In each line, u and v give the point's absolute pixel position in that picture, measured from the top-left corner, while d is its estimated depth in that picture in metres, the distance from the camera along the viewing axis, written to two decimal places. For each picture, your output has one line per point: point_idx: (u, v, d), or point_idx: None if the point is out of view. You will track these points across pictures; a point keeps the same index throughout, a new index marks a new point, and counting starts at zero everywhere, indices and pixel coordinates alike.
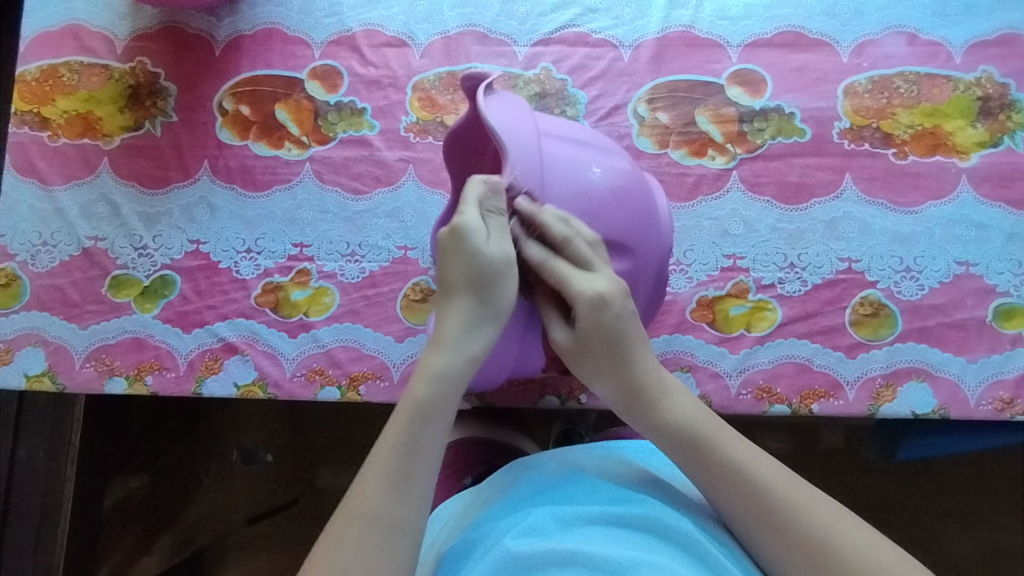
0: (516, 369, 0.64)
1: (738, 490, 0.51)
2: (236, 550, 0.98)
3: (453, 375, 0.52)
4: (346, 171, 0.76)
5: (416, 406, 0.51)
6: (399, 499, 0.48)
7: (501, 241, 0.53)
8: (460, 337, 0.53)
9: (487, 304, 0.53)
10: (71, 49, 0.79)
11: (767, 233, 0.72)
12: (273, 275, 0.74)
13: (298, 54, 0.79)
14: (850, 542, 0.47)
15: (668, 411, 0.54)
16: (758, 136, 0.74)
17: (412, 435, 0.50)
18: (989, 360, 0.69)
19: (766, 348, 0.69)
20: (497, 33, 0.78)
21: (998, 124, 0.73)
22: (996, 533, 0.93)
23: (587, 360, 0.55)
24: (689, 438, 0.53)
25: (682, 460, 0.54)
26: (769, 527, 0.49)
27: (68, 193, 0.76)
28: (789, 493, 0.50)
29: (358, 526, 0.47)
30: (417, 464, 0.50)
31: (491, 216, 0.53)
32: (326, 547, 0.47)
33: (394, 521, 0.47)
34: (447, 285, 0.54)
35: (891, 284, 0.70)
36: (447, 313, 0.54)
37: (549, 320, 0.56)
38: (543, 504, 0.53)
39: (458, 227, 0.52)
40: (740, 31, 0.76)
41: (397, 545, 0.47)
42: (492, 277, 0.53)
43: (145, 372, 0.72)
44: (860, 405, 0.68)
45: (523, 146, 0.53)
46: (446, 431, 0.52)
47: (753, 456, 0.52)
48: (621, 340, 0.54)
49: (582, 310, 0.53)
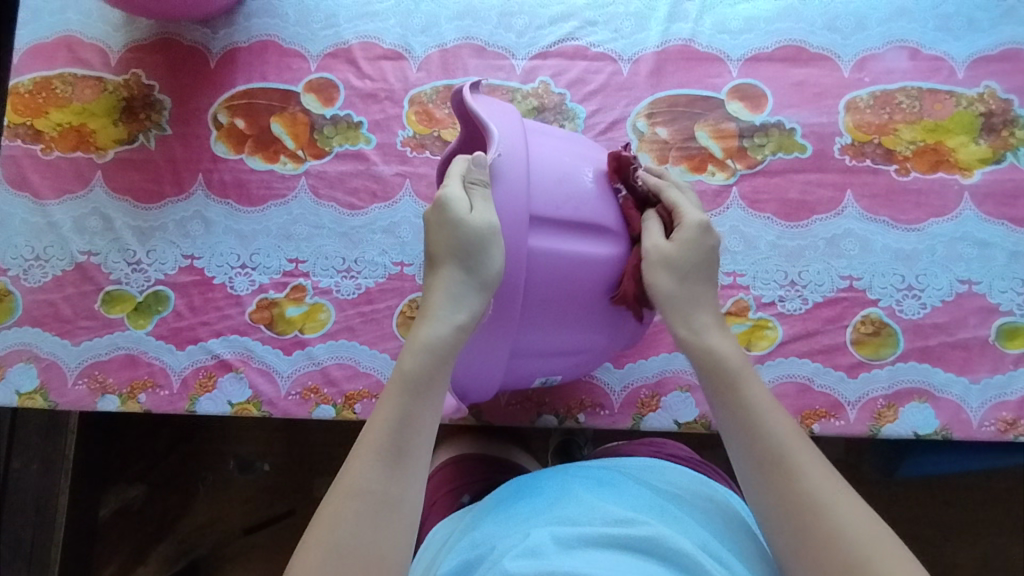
0: (509, 375, 0.60)
1: (752, 430, 0.50)
2: (232, 560, 0.97)
3: (442, 345, 0.50)
4: (342, 186, 0.75)
5: (408, 379, 0.49)
6: (393, 476, 0.46)
7: (485, 211, 0.50)
8: (449, 308, 0.51)
9: (472, 274, 0.50)
10: (64, 61, 0.78)
11: (767, 251, 0.71)
12: (268, 291, 0.73)
13: (294, 67, 0.78)
14: (847, 516, 0.46)
15: (714, 340, 0.55)
16: (759, 151, 0.73)
17: (403, 408, 0.48)
18: (992, 381, 0.68)
19: (767, 367, 0.68)
20: (495, 46, 0.77)
21: (1001, 140, 0.72)
22: (1002, 544, 0.92)
23: (674, 270, 0.54)
24: (723, 368, 0.53)
25: (710, 388, 0.53)
26: (776, 473, 0.48)
27: (61, 207, 0.75)
28: (795, 453, 0.49)
29: (351, 506, 0.45)
30: (411, 438, 0.48)
31: (473, 187, 0.51)
32: (319, 530, 0.45)
33: (390, 500, 0.46)
34: (436, 257, 0.52)
35: (893, 302, 0.70)
36: (434, 284, 0.52)
37: (646, 228, 0.56)
38: (542, 525, 0.49)
39: (442, 197, 0.51)
40: (740, 45, 0.75)
41: (392, 528, 0.45)
42: (476, 245, 0.50)
43: (138, 389, 0.71)
44: (861, 426, 0.67)
45: (506, 132, 0.53)
46: (439, 404, 0.50)
47: (773, 405, 0.51)
48: (705, 269, 0.56)
49: (685, 227, 0.55)
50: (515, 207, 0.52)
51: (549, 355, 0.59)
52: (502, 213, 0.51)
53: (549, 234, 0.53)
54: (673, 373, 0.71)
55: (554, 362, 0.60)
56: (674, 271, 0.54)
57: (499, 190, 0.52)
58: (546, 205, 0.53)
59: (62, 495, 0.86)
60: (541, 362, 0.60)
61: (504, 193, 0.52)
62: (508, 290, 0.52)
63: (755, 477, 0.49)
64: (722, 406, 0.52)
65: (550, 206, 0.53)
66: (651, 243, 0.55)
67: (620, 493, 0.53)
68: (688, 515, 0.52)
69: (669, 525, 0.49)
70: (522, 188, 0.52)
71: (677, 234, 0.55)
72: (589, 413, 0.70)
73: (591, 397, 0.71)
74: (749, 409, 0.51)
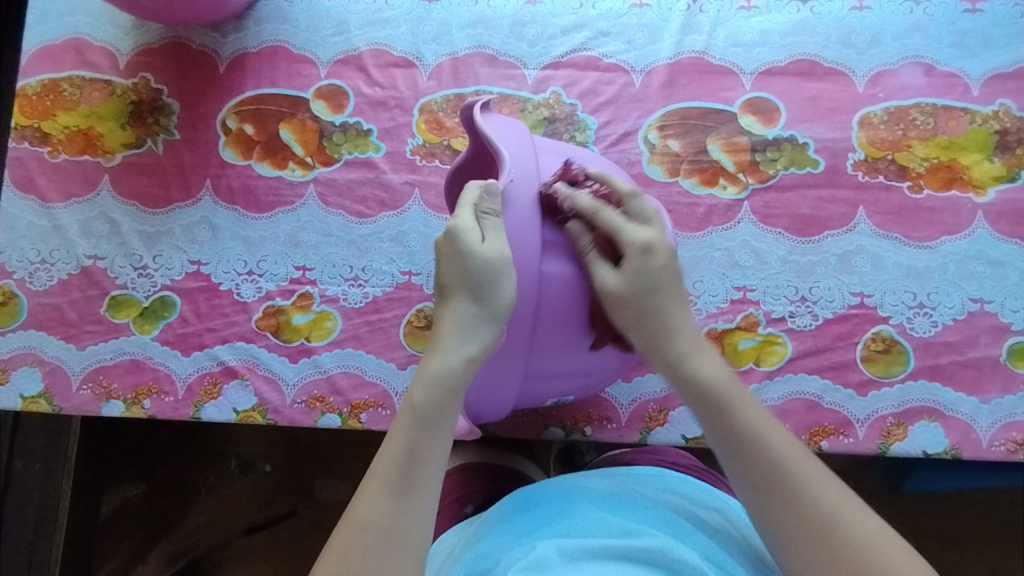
0: (521, 397, 0.60)
1: (749, 458, 0.48)
2: (230, 561, 0.97)
3: (452, 376, 0.50)
4: (350, 194, 0.75)
5: (416, 411, 0.48)
6: (402, 508, 0.45)
7: (497, 241, 0.50)
8: (459, 340, 0.50)
9: (484, 304, 0.50)
10: (73, 63, 0.77)
11: (778, 266, 0.70)
12: (275, 298, 0.73)
13: (304, 73, 0.77)
14: (856, 528, 0.45)
15: (698, 366, 0.52)
16: (771, 166, 0.72)
17: (413, 438, 0.48)
18: (1003, 402, 0.67)
19: (776, 384, 0.68)
20: (507, 55, 0.77)
21: (1015, 158, 0.72)
22: (1004, 558, 0.91)
23: (630, 304, 0.52)
24: (710, 397, 0.51)
25: (703, 418, 0.51)
26: (777, 503, 0.47)
27: (67, 210, 0.74)
28: (801, 475, 0.47)
29: (360, 539, 0.44)
30: (420, 470, 0.47)
31: (485, 217, 0.50)
32: (328, 562, 0.44)
33: (398, 531, 0.45)
34: (447, 287, 0.52)
35: (904, 320, 0.69)
36: (445, 316, 0.52)
37: (592, 262, 0.52)
38: (546, 538, 0.48)
39: (453, 227, 0.51)
40: (754, 58, 0.75)
41: (401, 559, 0.44)
42: (487, 277, 0.50)
43: (143, 395, 0.71)
44: (870, 443, 0.67)
45: (518, 153, 0.52)
46: (450, 436, 0.49)
47: (770, 424, 0.50)
48: (659, 289, 0.52)
49: (630, 257, 0.52)
50: (528, 232, 0.51)
51: (562, 378, 0.59)
52: (515, 239, 0.51)
53: (562, 258, 0.53)
54: None
55: (566, 383, 0.60)
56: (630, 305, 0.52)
57: (512, 214, 0.51)
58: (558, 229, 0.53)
59: (64, 498, 0.86)
60: (552, 385, 0.60)
61: (517, 217, 0.51)
62: (520, 317, 0.52)
63: (758, 502, 0.48)
64: (717, 437, 0.50)
65: (561, 229, 0.53)
66: (601, 284, 0.51)
67: (624, 504, 0.52)
68: (691, 526, 0.51)
69: (673, 538, 0.49)
70: (534, 212, 0.52)
71: (625, 265, 0.52)
72: (595, 427, 0.70)
73: (598, 410, 0.70)
74: (745, 435, 0.49)
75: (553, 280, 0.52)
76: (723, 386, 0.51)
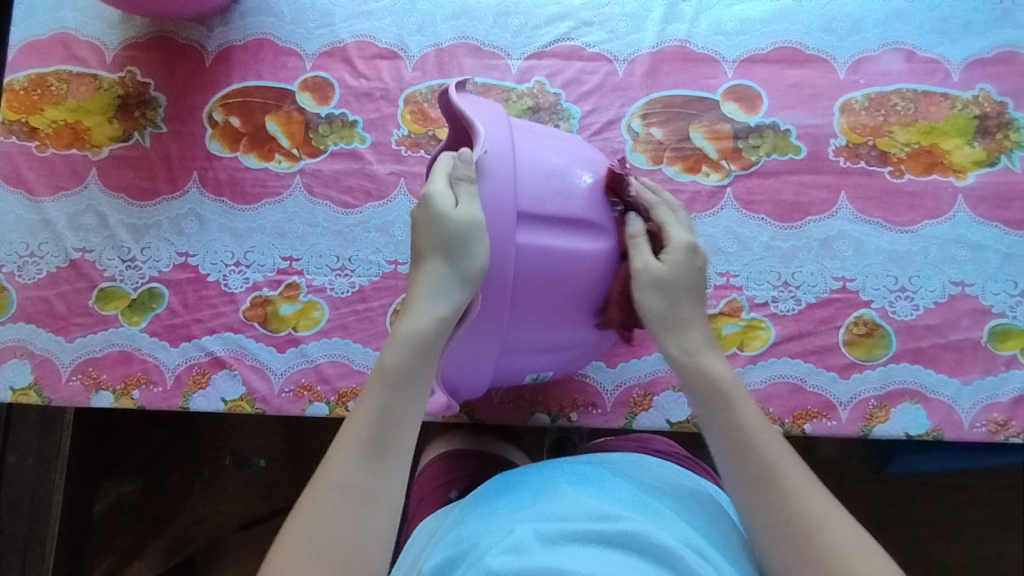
0: (499, 372, 0.60)
1: (744, 447, 0.52)
2: (224, 556, 0.97)
3: (422, 339, 0.51)
4: (336, 184, 0.75)
5: (389, 371, 0.50)
6: (373, 470, 0.48)
7: (470, 206, 0.51)
8: (431, 300, 0.51)
9: (457, 267, 0.50)
10: (60, 58, 0.78)
11: (761, 251, 0.71)
12: (262, 289, 0.73)
13: (289, 65, 0.78)
14: (836, 535, 0.47)
15: (708, 362, 0.56)
16: (753, 152, 0.73)
17: (384, 401, 0.49)
18: (984, 383, 0.68)
19: (759, 367, 0.68)
20: (491, 46, 0.77)
21: (996, 143, 0.72)
22: (992, 545, 0.92)
23: (662, 290, 0.55)
24: (717, 389, 0.54)
25: (706, 408, 0.54)
26: (768, 492, 0.49)
27: (56, 204, 0.75)
28: (788, 471, 0.50)
29: (331, 498, 0.46)
30: (390, 433, 0.49)
31: (460, 183, 0.51)
32: (299, 521, 0.46)
33: (369, 494, 0.47)
34: (422, 252, 0.53)
35: (886, 304, 0.70)
36: (419, 277, 0.53)
37: (636, 244, 0.56)
38: (526, 521, 0.48)
39: (428, 194, 0.52)
40: (736, 46, 0.76)
41: (372, 520, 0.47)
42: (461, 239, 0.50)
43: (131, 386, 0.71)
44: (853, 426, 0.67)
45: (494, 128, 0.53)
46: (424, 398, 0.51)
47: (764, 425, 0.53)
48: (689, 289, 0.57)
49: (673, 249, 0.57)
50: (503, 204, 0.52)
51: (541, 351, 0.59)
52: (490, 207, 0.51)
53: (536, 231, 0.53)
54: (666, 373, 0.71)
55: (544, 356, 0.60)
56: (661, 291, 0.55)
57: (487, 183, 0.52)
58: (533, 202, 0.53)
59: (57, 491, 0.86)
60: (532, 359, 0.60)
61: (492, 187, 0.52)
62: (495, 286, 0.52)
63: (752, 497, 0.50)
64: (718, 427, 0.53)
65: (538, 202, 0.53)
66: (640, 263, 0.55)
67: (604, 488, 0.52)
68: (673, 512, 0.51)
69: (651, 519, 0.49)
70: (509, 185, 0.52)
71: (666, 257, 0.56)
72: (581, 412, 0.70)
73: (584, 396, 0.71)
74: (745, 427, 0.52)
75: (527, 252, 0.53)
76: (728, 388, 0.54)
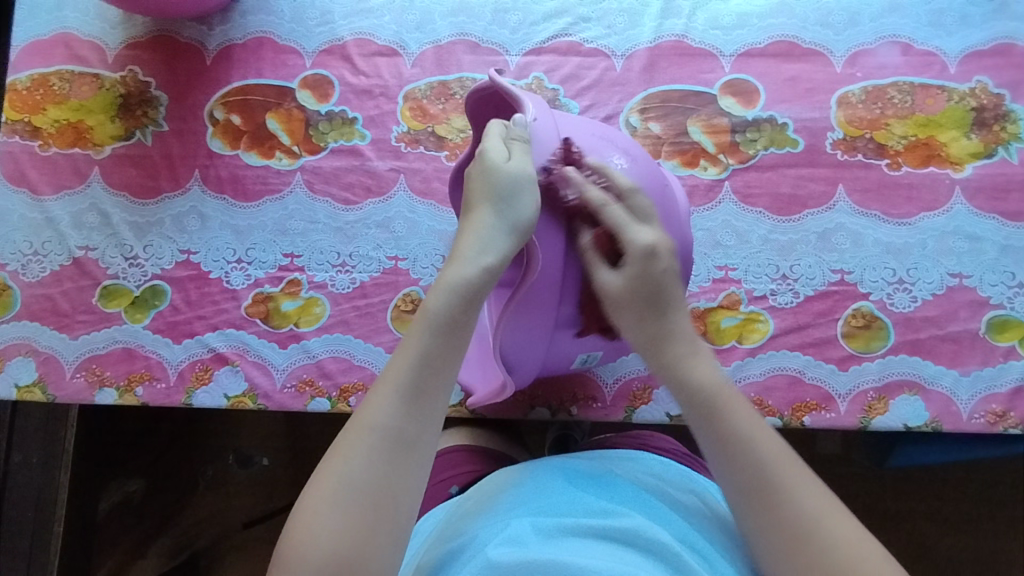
0: (550, 354, 0.60)
1: (736, 458, 0.48)
2: (234, 552, 0.97)
3: (467, 286, 0.50)
4: (337, 181, 0.76)
5: (432, 317, 0.49)
6: (409, 413, 0.47)
7: (522, 160, 0.53)
8: (478, 249, 0.51)
9: (505, 216, 0.51)
10: (62, 58, 0.79)
11: (759, 245, 0.71)
12: (264, 286, 0.74)
13: (290, 63, 0.78)
14: (838, 540, 0.45)
15: (692, 368, 0.52)
16: (751, 146, 0.73)
17: (426, 345, 0.48)
18: (982, 374, 0.68)
19: (758, 360, 0.69)
20: (489, 42, 0.78)
21: (993, 135, 0.73)
22: (991, 540, 0.92)
23: (629, 305, 0.53)
24: (704, 400, 0.51)
25: (694, 420, 0.51)
26: (764, 501, 0.47)
27: (58, 203, 0.76)
28: (788, 478, 0.47)
29: (366, 439, 0.45)
30: (430, 378, 0.48)
31: (513, 142, 0.54)
32: (334, 462, 0.45)
33: (405, 438, 0.46)
34: (472, 206, 0.53)
35: (884, 296, 0.70)
36: (467, 228, 0.53)
37: (591, 262, 0.54)
38: (524, 515, 0.49)
39: (482, 150, 0.54)
40: (733, 41, 0.76)
41: (405, 466, 0.46)
42: (509, 190, 0.51)
43: (135, 382, 0.72)
44: (852, 418, 0.68)
45: (537, 103, 0.57)
46: (464, 348, 0.50)
47: (760, 429, 0.50)
48: (663, 292, 0.53)
49: (628, 254, 0.53)
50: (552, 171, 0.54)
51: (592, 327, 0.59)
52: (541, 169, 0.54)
53: None
54: None
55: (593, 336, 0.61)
56: (628, 307, 0.53)
57: (538, 148, 0.55)
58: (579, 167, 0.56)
59: (62, 490, 0.86)
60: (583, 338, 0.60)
61: (542, 149, 0.55)
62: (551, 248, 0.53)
63: (749, 509, 0.47)
64: (709, 443, 0.50)
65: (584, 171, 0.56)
66: (600, 282, 0.53)
67: (603, 484, 0.52)
68: (670, 509, 0.51)
69: (649, 517, 0.49)
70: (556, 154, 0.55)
71: (626, 266, 0.53)
72: (582, 406, 0.71)
73: (584, 389, 0.71)
74: (738, 437, 0.49)
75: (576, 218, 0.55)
76: (715, 394, 0.51)
